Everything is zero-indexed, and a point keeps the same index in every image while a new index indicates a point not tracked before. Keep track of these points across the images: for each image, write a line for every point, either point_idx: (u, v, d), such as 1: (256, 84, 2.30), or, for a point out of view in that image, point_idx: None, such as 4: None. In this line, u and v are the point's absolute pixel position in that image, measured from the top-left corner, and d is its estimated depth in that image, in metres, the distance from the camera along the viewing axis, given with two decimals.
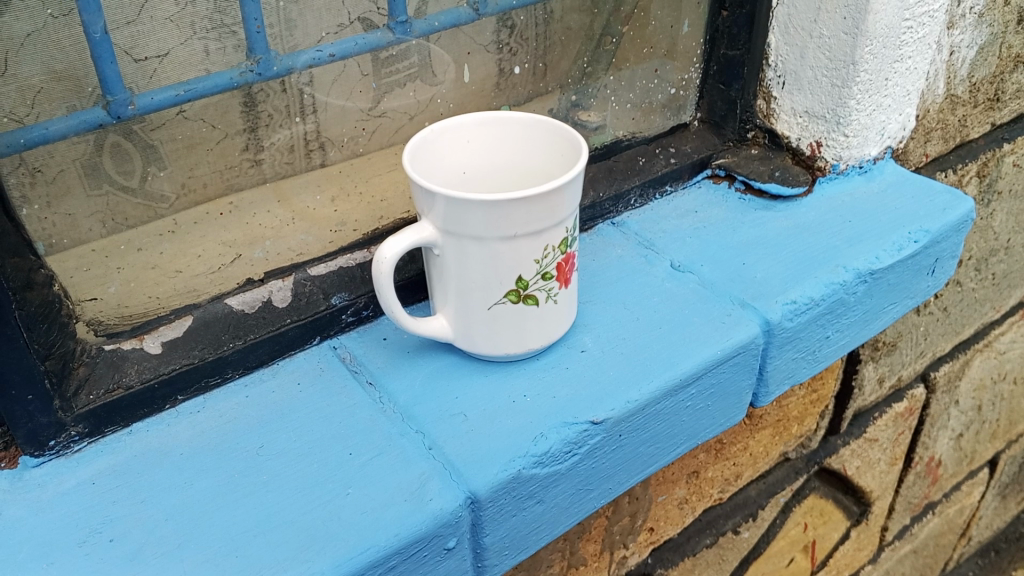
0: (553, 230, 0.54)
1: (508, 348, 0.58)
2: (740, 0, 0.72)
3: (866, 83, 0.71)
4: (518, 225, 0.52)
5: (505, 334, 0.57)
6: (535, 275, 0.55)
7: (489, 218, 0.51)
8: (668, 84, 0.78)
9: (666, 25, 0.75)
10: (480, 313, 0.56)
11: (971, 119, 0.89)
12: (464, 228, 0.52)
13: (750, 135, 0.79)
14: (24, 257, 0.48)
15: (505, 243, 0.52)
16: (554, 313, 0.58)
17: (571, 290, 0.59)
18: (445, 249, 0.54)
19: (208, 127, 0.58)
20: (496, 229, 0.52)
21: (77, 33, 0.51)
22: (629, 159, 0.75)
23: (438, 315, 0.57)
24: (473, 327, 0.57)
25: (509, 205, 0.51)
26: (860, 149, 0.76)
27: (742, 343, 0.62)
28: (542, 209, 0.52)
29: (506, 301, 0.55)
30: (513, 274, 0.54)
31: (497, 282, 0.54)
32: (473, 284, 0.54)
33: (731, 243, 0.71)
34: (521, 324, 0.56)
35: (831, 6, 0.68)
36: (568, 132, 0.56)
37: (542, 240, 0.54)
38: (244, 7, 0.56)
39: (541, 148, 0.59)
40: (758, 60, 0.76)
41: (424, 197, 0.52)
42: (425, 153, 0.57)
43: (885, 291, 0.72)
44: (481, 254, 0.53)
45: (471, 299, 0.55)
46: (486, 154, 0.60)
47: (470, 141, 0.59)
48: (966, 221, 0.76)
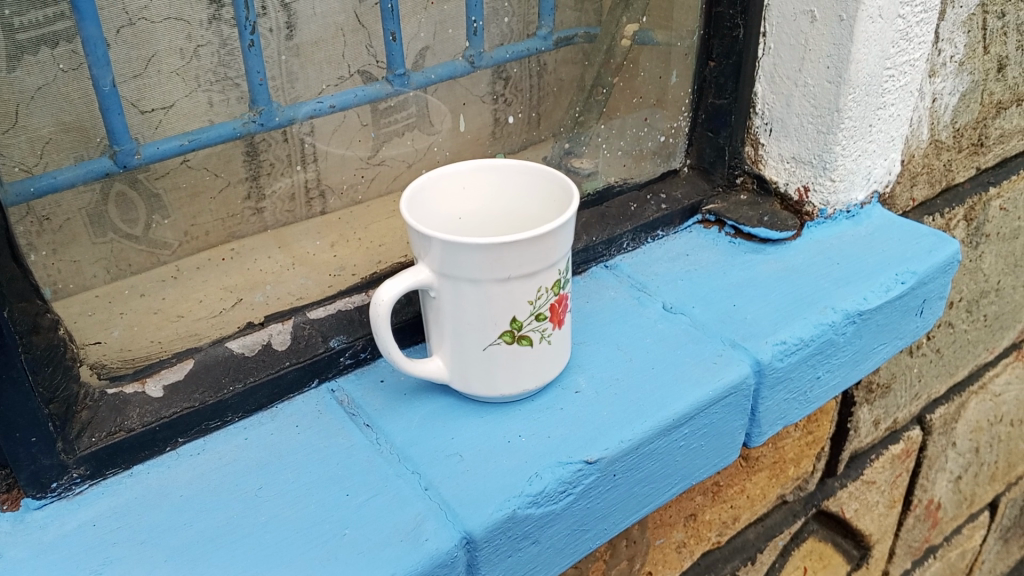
0: (547, 272, 0.55)
1: (502, 389, 0.59)
2: (727, 51, 0.75)
3: (850, 130, 0.73)
4: (512, 267, 0.53)
5: (499, 375, 0.58)
6: (529, 316, 0.56)
7: (484, 261, 0.52)
8: (658, 132, 0.80)
9: (655, 75, 0.78)
10: (475, 354, 0.57)
11: (956, 164, 0.91)
12: (459, 270, 0.53)
13: (739, 181, 0.81)
14: (32, 302, 0.49)
15: (499, 284, 0.54)
16: (548, 354, 0.59)
17: (564, 332, 0.60)
18: (441, 291, 0.55)
19: (211, 176, 0.62)
20: (490, 271, 0.53)
21: (85, 86, 0.55)
22: (621, 205, 0.77)
23: (435, 357, 0.59)
24: (469, 368, 0.58)
25: (503, 249, 0.52)
26: (847, 194, 0.78)
27: (733, 383, 0.63)
28: (535, 252, 0.53)
29: (500, 342, 0.56)
30: (507, 315, 0.55)
31: (492, 322, 0.55)
32: (468, 325, 0.56)
33: (723, 285, 0.72)
34: (516, 365, 0.58)
35: (814, 56, 0.71)
36: (560, 178, 0.58)
37: (536, 282, 0.55)
38: (247, 61, 0.62)
39: (533, 194, 0.60)
40: (745, 109, 0.77)
41: (421, 241, 0.54)
42: (423, 198, 0.58)
43: (875, 331, 0.73)
44: (476, 296, 0.54)
45: (467, 339, 0.56)
46: (481, 199, 0.62)
47: (466, 187, 0.61)
48: (952, 262, 0.77)
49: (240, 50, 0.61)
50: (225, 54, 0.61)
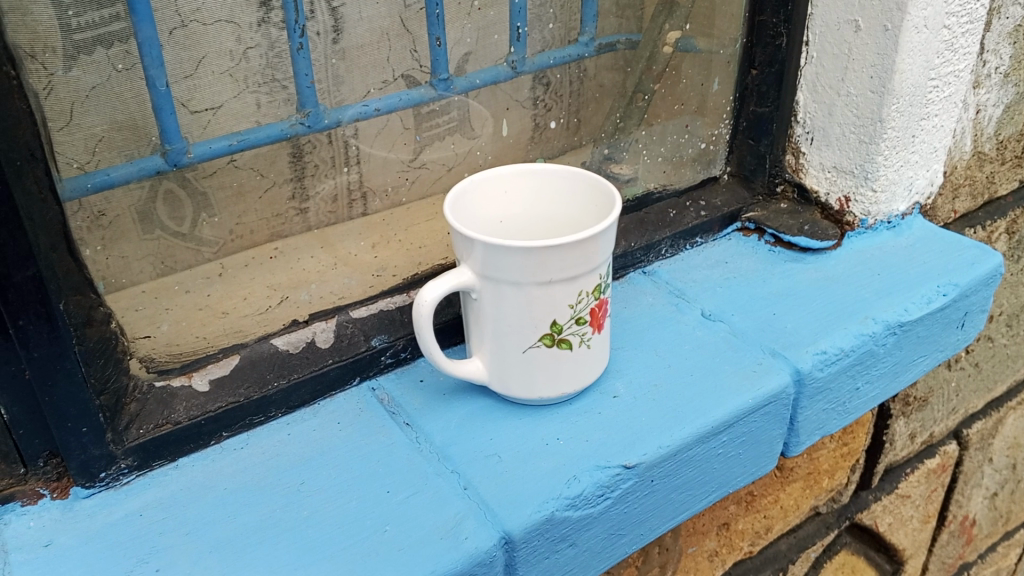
0: (587, 276, 0.56)
1: (541, 393, 0.59)
2: (770, 60, 0.74)
3: (894, 140, 0.73)
4: (554, 271, 0.54)
5: (538, 378, 0.58)
6: (570, 319, 0.56)
7: (526, 264, 0.53)
8: (699, 139, 0.80)
9: (697, 82, 0.78)
10: (515, 356, 0.57)
11: (999, 177, 0.90)
12: (501, 273, 0.54)
13: (779, 190, 0.81)
14: (85, 294, 0.50)
15: (541, 287, 0.54)
16: (587, 358, 0.59)
17: (604, 337, 0.60)
18: (482, 294, 0.56)
19: (257, 176, 0.64)
20: (532, 273, 0.53)
21: (138, 86, 0.56)
22: (660, 212, 0.77)
23: (475, 358, 0.59)
24: (508, 370, 0.58)
25: (545, 252, 0.52)
26: (888, 205, 0.77)
27: (772, 392, 0.63)
28: (577, 256, 0.54)
29: (540, 345, 0.57)
30: (547, 318, 0.56)
31: (533, 325, 0.56)
32: (509, 327, 0.56)
33: (762, 293, 0.72)
34: (555, 368, 0.58)
35: (858, 65, 0.71)
36: (602, 184, 0.59)
37: (576, 286, 0.55)
38: (296, 64, 0.63)
39: (575, 199, 0.61)
40: (787, 117, 0.77)
41: (464, 243, 0.54)
42: (467, 201, 0.59)
43: (915, 343, 0.73)
44: (517, 298, 0.55)
45: (507, 341, 0.57)
46: (523, 203, 0.62)
47: (508, 191, 0.61)
48: (995, 275, 0.76)
49: (289, 52, 0.62)
50: (273, 55, 0.62)
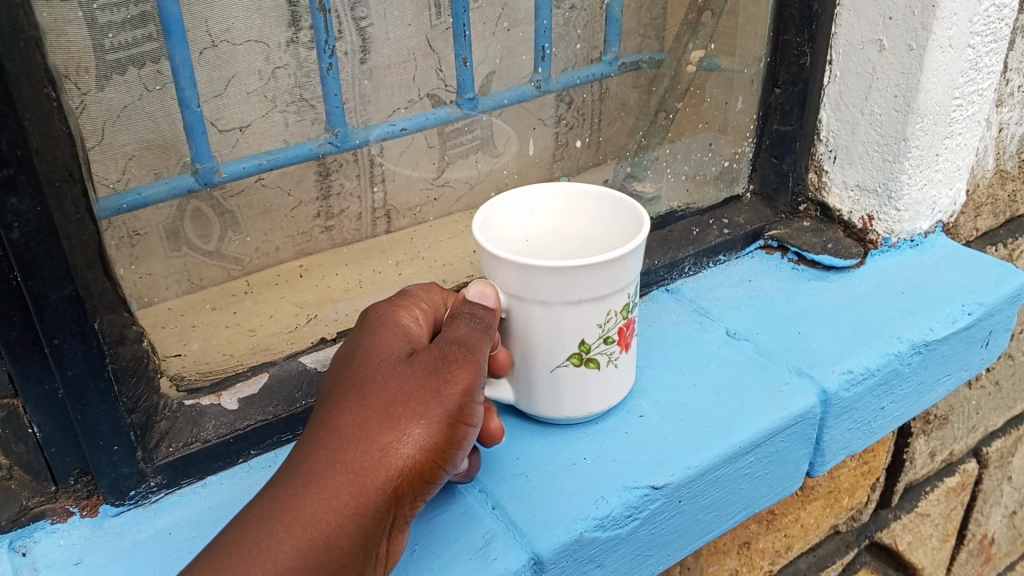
0: (616, 296, 0.55)
1: (567, 410, 0.59)
2: (794, 79, 0.74)
3: (917, 158, 0.72)
4: (584, 290, 0.53)
5: (565, 395, 0.58)
6: (598, 339, 0.56)
7: (556, 283, 0.52)
8: (721, 157, 0.80)
9: (720, 102, 0.77)
10: (542, 374, 0.57)
11: (1021, 195, 0.90)
12: (531, 292, 0.53)
13: (803, 208, 0.81)
14: (119, 313, 0.50)
15: (570, 307, 0.54)
16: (614, 377, 0.59)
17: (632, 357, 0.60)
18: (511, 313, 0.55)
19: (283, 194, 0.65)
20: (562, 293, 0.53)
21: (168, 105, 0.56)
22: (684, 229, 0.77)
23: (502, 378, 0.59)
24: (535, 388, 0.58)
25: (575, 272, 0.52)
26: (911, 223, 0.77)
27: (799, 412, 0.63)
28: (606, 277, 0.53)
29: (568, 364, 0.56)
30: (576, 337, 0.55)
31: (562, 344, 0.55)
32: (538, 346, 0.56)
33: (786, 313, 0.72)
34: (581, 386, 0.58)
35: (882, 85, 0.71)
36: (631, 205, 0.58)
37: (606, 305, 0.55)
38: (325, 85, 0.63)
39: (600, 220, 0.61)
40: (810, 135, 0.77)
41: (494, 263, 0.54)
42: (494, 222, 0.59)
43: (940, 363, 0.72)
44: (546, 318, 0.54)
45: (535, 360, 0.56)
46: (550, 222, 0.62)
47: (535, 210, 0.61)
48: (1020, 294, 0.76)
49: (317, 72, 0.63)
50: (302, 75, 0.62)
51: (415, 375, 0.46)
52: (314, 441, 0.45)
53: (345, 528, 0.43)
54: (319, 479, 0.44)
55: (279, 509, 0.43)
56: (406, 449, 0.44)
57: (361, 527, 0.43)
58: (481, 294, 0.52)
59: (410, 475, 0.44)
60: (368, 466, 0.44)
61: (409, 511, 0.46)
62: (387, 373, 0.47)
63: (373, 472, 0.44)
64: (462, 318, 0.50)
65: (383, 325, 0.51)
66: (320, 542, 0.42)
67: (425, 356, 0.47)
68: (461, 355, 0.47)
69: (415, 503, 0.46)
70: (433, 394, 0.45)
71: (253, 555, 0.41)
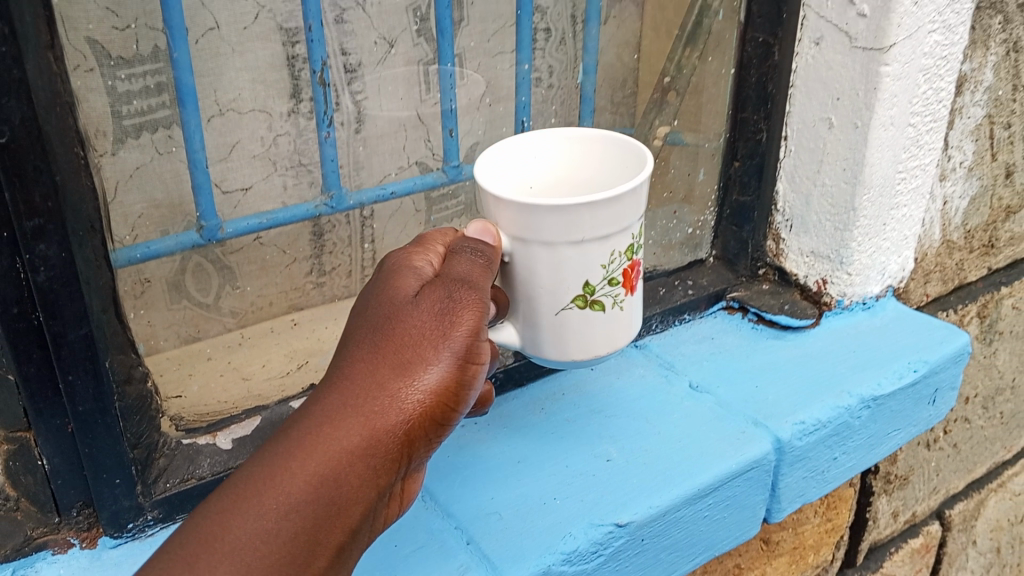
0: (621, 235, 0.53)
1: (575, 356, 0.56)
2: (751, 153, 0.81)
3: (865, 227, 0.79)
4: (587, 229, 0.51)
5: (572, 341, 0.56)
6: (602, 280, 0.54)
7: (558, 223, 0.50)
8: (686, 224, 0.86)
9: (683, 173, 0.84)
10: (547, 319, 0.55)
11: (968, 264, 0.97)
12: (534, 232, 0.51)
13: (761, 272, 0.87)
14: (127, 355, 0.55)
15: (572, 248, 0.51)
16: (620, 321, 0.57)
17: (636, 302, 0.58)
18: (514, 254, 0.53)
19: (279, 252, 0.72)
20: (565, 232, 0.51)
21: (178, 168, 0.63)
22: (651, 289, 0.82)
23: (505, 325, 0.57)
24: (541, 333, 0.56)
25: (579, 207, 0.50)
26: (863, 287, 0.83)
27: (755, 458, 0.67)
28: (610, 214, 0.51)
29: (573, 307, 0.54)
30: (580, 279, 0.53)
31: (564, 288, 0.53)
32: (541, 290, 0.54)
33: (746, 368, 0.77)
34: (588, 331, 0.56)
35: (831, 160, 0.77)
36: (634, 145, 0.55)
37: (609, 245, 0.53)
38: (323, 150, 0.71)
39: (611, 161, 0.58)
40: (767, 206, 0.84)
41: (495, 202, 0.51)
42: (495, 164, 0.56)
43: (888, 417, 0.77)
44: (549, 259, 0.52)
45: (539, 305, 0.55)
46: (552, 168, 0.60)
47: (536, 155, 0.59)
48: (963, 354, 0.82)
49: (315, 139, 0.72)
50: (300, 142, 0.72)
51: (423, 315, 0.48)
52: (326, 380, 0.47)
53: (360, 466, 0.45)
54: (330, 416, 0.46)
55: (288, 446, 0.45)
56: (418, 391, 0.46)
57: (375, 466, 0.46)
58: (481, 230, 0.52)
59: (421, 417, 0.47)
60: (377, 401, 0.46)
61: (422, 452, 0.49)
62: (392, 309, 0.49)
63: (385, 415, 0.46)
64: (464, 252, 0.51)
65: (394, 267, 0.51)
66: (335, 480, 0.45)
67: (433, 297, 0.49)
68: (468, 298, 0.49)
69: (427, 444, 0.48)
70: (441, 338, 0.47)
71: (268, 491, 0.44)
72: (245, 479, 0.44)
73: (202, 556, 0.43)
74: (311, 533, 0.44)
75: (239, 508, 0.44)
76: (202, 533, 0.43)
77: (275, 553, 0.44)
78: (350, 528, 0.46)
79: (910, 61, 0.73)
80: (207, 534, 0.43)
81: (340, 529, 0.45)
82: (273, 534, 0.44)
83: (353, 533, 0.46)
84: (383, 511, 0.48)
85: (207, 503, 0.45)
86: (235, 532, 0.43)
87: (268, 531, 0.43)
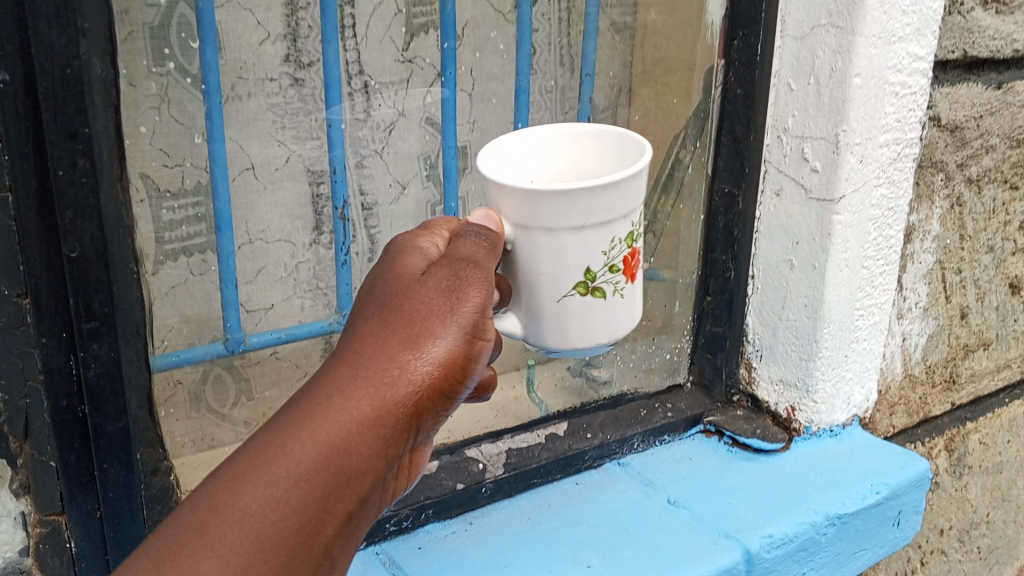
0: (620, 222, 0.57)
1: (576, 343, 0.60)
2: (721, 289, 0.90)
3: (827, 358, 0.86)
4: (588, 215, 0.55)
5: (573, 327, 0.59)
6: (603, 267, 0.58)
7: (563, 208, 0.54)
8: (665, 350, 0.95)
9: (661, 303, 0.94)
10: (549, 307, 0.58)
11: (931, 398, 1.02)
12: (536, 219, 0.55)
13: (736, 397, 0.94)
14: (155, 449, 0.62)
15: (577, 233, 0.55)
16: (620, 308, 0.60)
17: (635, 290, 0.62)
18: (518, 242, 0.57)
19: (293, 366, 0.80)
20: (567, 218, 0.54)
21: (207, 288, 0.74)
22: (633, 410, 0.89)
23: (509, 314, 0.60)
24: (543, 321, 0.59)
25: (580, 193, 0.53)
26: (830, 414, 0.90)
27: (725, 567, 0.72)
28: (609, 200, 0.55)
29: (574, 294, 0.58)
30: (582, 266, 0.57)
31: (567, 274, 0.57)
32: (544, 277, 0.57)
33: (720, 485, 0.83)
34: (588, 319, 0.59)
35: (794, 297, 0.86)
36: (632, 138, 0.60)
37: (609, 232, 0.57)
38: (338, 275, 0.85)
39: (609, 156, 0.63)
40: (738, 337, 0.92)
41: (500, 190, 0.55)
42: (503, 157, 0.61)
43: (854, 536, 0.83)
44: (552, 245, 0.56)
45: (540, 293, 0.58)
46: (554, 164, 0.65)
47: (539, 151, 0.64)
48: (924, 479, 0.87)
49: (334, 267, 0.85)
50: (319, 268, 0.85)
51: (432, 291, 0.50)
52: (330, 353, 0.48)
53: (370, 435, 0.46)
54: (338, 385, 0.46)
55: (296, 416, 0.45)
56: (428, 361, 0.48)
57: (384, 435, 0.46)
58: (483, 217, 0.56)
59: (430, 387, 0.48)
60: (387, 371, 0.47)
61: (425, 425, 0.50)
62: (399, 285, 0.50)
63: (396, 384, 0.47)
64: (468, 237, 0.55)
65: (399, 249, 0.54)
66: (346, 448, 0.45)
67: (439, 275, 0.51)
68: (474, 277, 0.52)
69: (431, 417, 0.49)
70: (450, 312, 0.49)
71: (278, 459, 0.43)
72: (251, 451, 0.44)
73: (210, 525, 0.42)
74: (321, 502, 0.44)
75: (248, 477, 0.43)
76: (207, 504, 0.42)
77: (284, 522, 0.43)
78: (359, 500, 0.46)
79: (859, 211, 0.82)
80: (213, 505, 0.42)
81: (349, 498, 0.45)
82: (283, 502, 0.43)
83: (360, 505, 0.46)
84: (387, 486, 0.49)
85: (208, 479, 0.44)
86: (244, 501, 0.42)
87: (279, 498, 0.43)
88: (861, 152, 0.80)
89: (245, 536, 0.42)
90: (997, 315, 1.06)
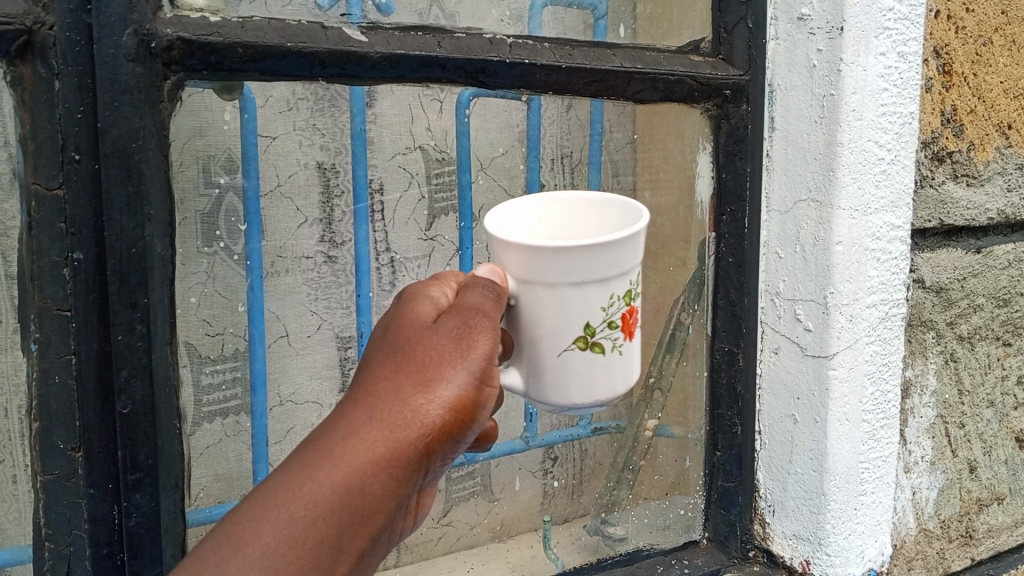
0: (617, 280, 0.64)
1: (576, 398, 0.66)
2: (729, 443, 0.92)
3: (837, 510, 0.88)
4: (587, 273, 0.61)
5: (573, 382, 0.65)
6: (602, 322, 0.64)
7: (564, 267, 0.61)
8: (679, 505, 0.98)
9: (672, 458, 0.99)
10: (551, 360, 0.65)
11: (949, 553, 1.03)
12: (540, 275, 0.61)
13: (752, 553, 0.95)
14: None
15: (577, 288, 0.62)
16: (618, 363, 0.67)
17: (632, 346, 0.68)
18: (524, 297, 0.63)
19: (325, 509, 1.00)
20: (567, 275, 0.61)
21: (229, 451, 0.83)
22: (650, 564, 0.91)
23: (513, 369, 0.67)
24: (546, 375, 0.65)
25: (580, 253, 0.60)
26: (844, 567, 0.90)
27: None
28: (607, 261, 0.62)
29: (574, 347, 0.64)
30: (582, 320, 0.63)
31: (567, 329, 0.63)
32: (547, 330, 0.64)
33: None
34: (587, 372, 0.65)
35: (799, 450, 0.89)
36: (631, 203, 0.67)
37: (608, 289, 0.63)
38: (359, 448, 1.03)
39: (609, 219, 0.70)
40: (750, 491, 0.94)
41: (508, 248, 0.62)
42: (510, 218, 0.68)
43: None
44: (555, 298, 0.62)
45: (542, 346, 0.64)
46: (555, 227, 0.72)
47: (541, 216, 0.71)
48: None
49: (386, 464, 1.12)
50: None
51: (443, 342, 0.56)
52: (349, 397, 0.54)
53: (385, 474, 0.51)
54: (356, 427, 0.51)
55: (317, 455, 0.50)
56: (438, 406, 0.54)
57: (396, 476, 0.52)
58: (489, 272, 0.63)
59: (438, 429, 0.54)
60: (402, 415, 0.53)
61: (431, 466, 0.55)
62: (411, 334, 0.56)
63: (407, 427, 0.52)
64: (477, 287, 0.61)
65: (412, 295, 0.60)
66: (360, 486, 0.50)
67: (451, 324, 0.57)
68: (480, 326, 0.58)
69: (439, 457, 0.55)
70: (460, 359, 0.56)
71: (302, 498, 0.49)
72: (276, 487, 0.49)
73: (234, 558, 0.46)
74: (338, 537, 0.49)
75: (270, 513, 0.48)
76: (234, 537, 0.47)
77: (302, 556, 0.48)
78: (370, 536, 0.51)
79: (854, 366, 0.87)
80: (240, 539, 0.47)
81: (361, 535, 0.51)
82: (302, 537, 0.48)
83: (373, 541, 0.51)
84: (397, 521, 0.54)
85: (234, 513, 0.49)
86: (266, 536, 0.47)
87: (298, 533, 0.48)
88: (849, 311, 0.85)
89: (265, 568, 0.47)
90: (1007, 468, 1.07)
